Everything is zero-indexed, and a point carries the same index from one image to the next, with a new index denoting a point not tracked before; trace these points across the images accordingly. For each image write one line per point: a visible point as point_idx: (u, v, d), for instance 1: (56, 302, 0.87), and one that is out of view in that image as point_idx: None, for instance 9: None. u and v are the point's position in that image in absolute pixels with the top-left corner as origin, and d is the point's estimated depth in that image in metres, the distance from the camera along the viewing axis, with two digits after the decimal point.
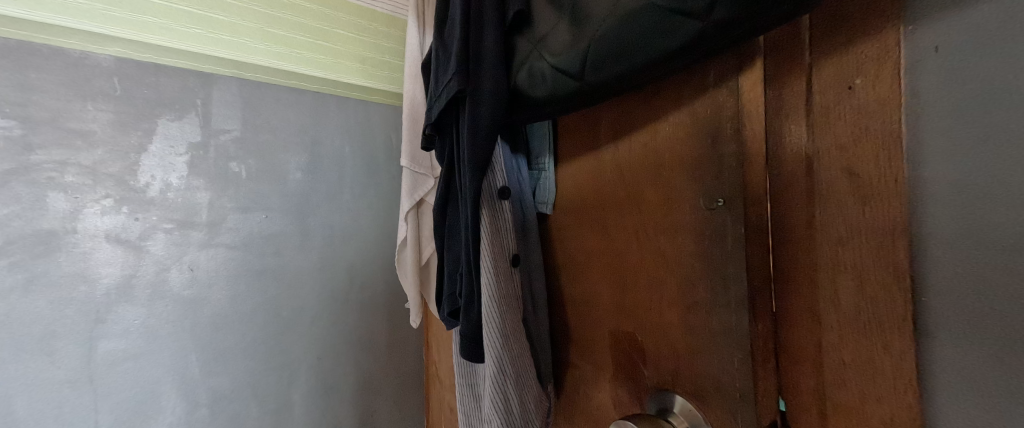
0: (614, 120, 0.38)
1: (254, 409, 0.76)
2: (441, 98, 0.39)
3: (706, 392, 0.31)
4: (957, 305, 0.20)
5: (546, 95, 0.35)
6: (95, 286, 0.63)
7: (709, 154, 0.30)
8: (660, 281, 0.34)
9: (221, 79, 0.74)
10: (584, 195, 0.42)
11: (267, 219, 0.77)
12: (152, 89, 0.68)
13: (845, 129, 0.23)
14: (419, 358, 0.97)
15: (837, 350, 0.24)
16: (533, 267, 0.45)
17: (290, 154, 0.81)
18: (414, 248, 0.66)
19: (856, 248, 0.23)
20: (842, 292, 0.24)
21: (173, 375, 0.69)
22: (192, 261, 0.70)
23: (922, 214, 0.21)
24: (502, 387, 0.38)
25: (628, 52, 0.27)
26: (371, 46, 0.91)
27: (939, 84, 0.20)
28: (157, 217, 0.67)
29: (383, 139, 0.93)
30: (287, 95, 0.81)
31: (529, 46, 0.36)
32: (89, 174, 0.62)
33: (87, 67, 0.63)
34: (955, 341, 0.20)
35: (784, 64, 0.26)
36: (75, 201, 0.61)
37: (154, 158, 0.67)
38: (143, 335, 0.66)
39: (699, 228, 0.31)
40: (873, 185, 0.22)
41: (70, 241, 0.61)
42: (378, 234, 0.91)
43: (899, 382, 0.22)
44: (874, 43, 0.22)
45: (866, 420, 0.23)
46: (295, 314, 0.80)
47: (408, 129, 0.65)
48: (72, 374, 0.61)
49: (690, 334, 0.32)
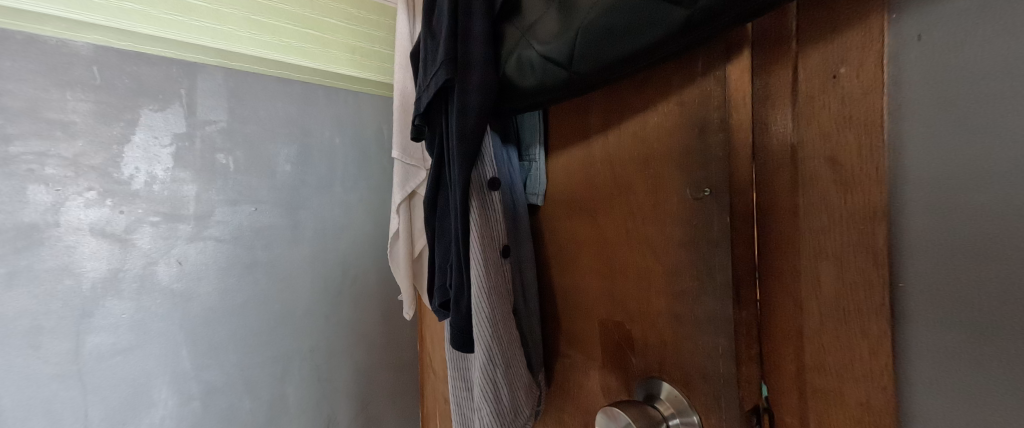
0: (604, 110, 0.38)
1: (247, 402, 0.76)
2: (429, 87, 0.38)
3: (692, 379, 0.32)
4: (934, 291, 0.20)
5: (535, 84, 0.35)
6: (80, 279, 0.62)
7: (697, 144, 0.30)
8: (648, 271, 0.34)
9: (205, 68, 0.73)
10: (574, 186, 0.42)
11: (256, 212, 0.76)
12: (133, 79, 0.66)
13: (830, 118, 0.23)
14: (414, 350, 0.97)
15: (818, 337, 0.25)
16: (524, 257, 0.45)
17: (279, 145, 0.79)
18: (406, 240, 0.66)
19: (836, 236, 0.23)
20: (823, 280, 0.24)
21: (164, 369, 0.68)
22: (180, 254, 0.69)
23: (902, 202, 0.21)
24: (492, 376, 0.39)
25: (616, 40, 0.27)
26: (361, 35, 0.89)
27: (922, 72, 0.20)
28: (142, 210, 0.66)
29: (375, 130, 0.92)
30: (275, 85, 0.80)
31: (518, 35, 0.35)
32: (71, 166, 0.61)
33: (65, 55, 0.61)
34: (930, 326, 0.21)
35: (771, 53, 0.26)
36: (56, 194, 0.60)
37: (138, 150, 0.66)
38: (133, 329, 0.66)
39: (686, 218, 0.31)
40: (854, 173, 0.22)
41: (53, 235, 0.60)
42: (371, 226, 0.90)
43: (876, 367, 0.22)
44: (859, 32, 0.22)
45: (843, 403, 0.24)
46: (287, 307, 0.80)
47: (399, 120, 0.64)
48: (60, 368, 0.61)
49: (676, 322, 0.32)
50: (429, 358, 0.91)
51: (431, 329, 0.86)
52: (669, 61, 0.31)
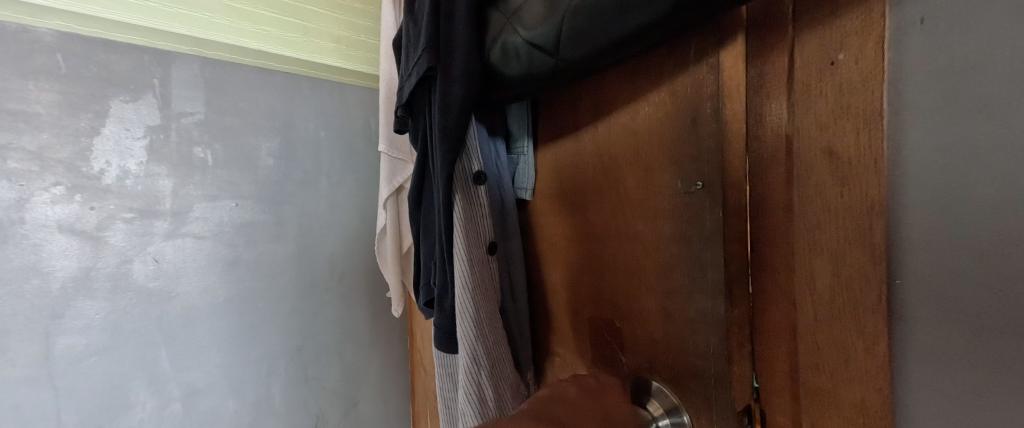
0: (594, 101, 0.37)
1: (231, 403, 0.74)
2: (411, 76, 0.36)
3: (683, 378, 0.31)
4: (933, 289, 0.20)
5: (521, 72, 0.33)
6: (49, 278, 0.59)
7: (688, 136, 0.29)
8: (638, 267, 0.33)
9: (180, 57, 0.69)
10: (563, 180, 0.40)
11: (237, 207, 0.74)
12: (102, 67, 0.63)
13: (826, 106, 0.22)
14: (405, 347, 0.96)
15: (812, 335, 0.24)
16: (512, 253, 0.44)
17: (261, 139, 0.77)
18: (394, 237, 0.64)
19: (833, 232, 0.22)
20: (819, 277, 0.23)
21: (141, 370, 0.66)
22: (156, 252, 0.66)
23: (900, 197, 0.20)
24: (477, 378, 0.37)
25: (604, 24, 0.25)
26: (345, 24, 0.86)
27: (924, 58, 0.19)
28: (115, 206, 0.63)
29: (362, 123, 0.89)
30: (256, 76, 0.76)
31: (504, 20, 0.34)
32: (36, 160, 0.58)
33: (25, 42, 0.58)
34: (929, 327, 0.20)
35: (767, 38, 0.25)
36: (20, 189, 0.57)
37: (109, 143, 0.63)
38: (107, 330, 0.63)
39: (677, 213, 0.30)
40: (852, 166, 0.21)
41: (17, 232, 0.57)
42: (358, 222, 0.88)
43: (871, 367, 0.22)
44: (859, 16, 0.21)
45: (837, 403, 0.23)
46: (271, 305, 0.78)
47: (385, 112, 0.62)
48: (30, 371, 0.58)
49: (667, 320, 0.32)
50: (419, 355, 0.89)
51: (422, 327, 0.84)
52: (660, 50, 0.30)
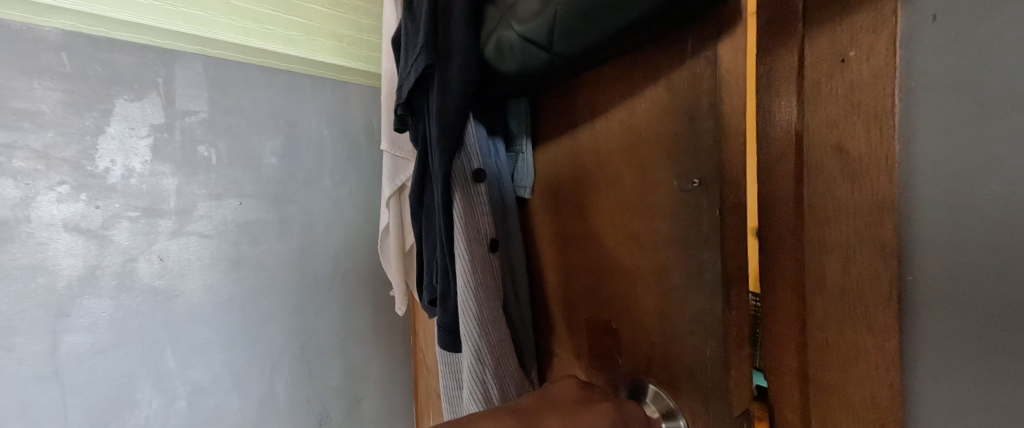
0: (591, 99, 0.37)
1: (236, 401, 0.75)
2: (409, 76, 0.36)
3: (681, 380, 0.31)
4: (941, 285, 0.20)
5: (516, 68, 0.33)
6: (55, 277, 0.59)
7: (686, 132, 0.28)
8: (637, 267, 0.33)
9: (183, 56, 0.69)
10: (560, 177, 0.41)
11: (241, 206, 0.74)
12: (106, 66, 0.63)
13: (836, 104, 0.22)
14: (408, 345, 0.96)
15: (821, 331, 0.24)
16: (513, 252, 0.44)
17: (264, 137, 0.77)
18: (396, 235, 0.64)
19: (843, 228, 0.23)
20: (829, 273, 0.23)
21: (147, 369, 0.66)
22: (161, 251, 0.67)
23: (911, 194, 0.20)
24: (480, 377, 0.38)
25: (597, 17, 0.26)
26: (347, 22, 0.86)
27: (936, 54, 0.19)
28: (119, 205, 0.63)
29: (364, 121, 0.89)
30: (259, 74, 0.77)
31: (498, 15, 0.34)
32: (41, 159, 0.58)
33: (29, 41, 0.58)
34: (938, 324, 0.20)
35: (778, 35, 0.25)
36: (26, 188, 0.57)
37: (113, 142, 0.63)
38: (112, 328, 0.63)
39: (676, 212, 0.30)
40: (862, 163, 0.22)
41: (23, 231, 0.57)
42: (361, 220, 0.88)
43: (881, 362, 0.22)
44: (869, 14, 0.21)
45: (847, 399, 0.23)
46: (274, 304, 0.78)
47: (386, 110, 0.62)
48: (36, 369, 0.58)
49: (666, 322, 0.32)
50: (422, 354, 0.90)
51: (425, 325, 0.85)
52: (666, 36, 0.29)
